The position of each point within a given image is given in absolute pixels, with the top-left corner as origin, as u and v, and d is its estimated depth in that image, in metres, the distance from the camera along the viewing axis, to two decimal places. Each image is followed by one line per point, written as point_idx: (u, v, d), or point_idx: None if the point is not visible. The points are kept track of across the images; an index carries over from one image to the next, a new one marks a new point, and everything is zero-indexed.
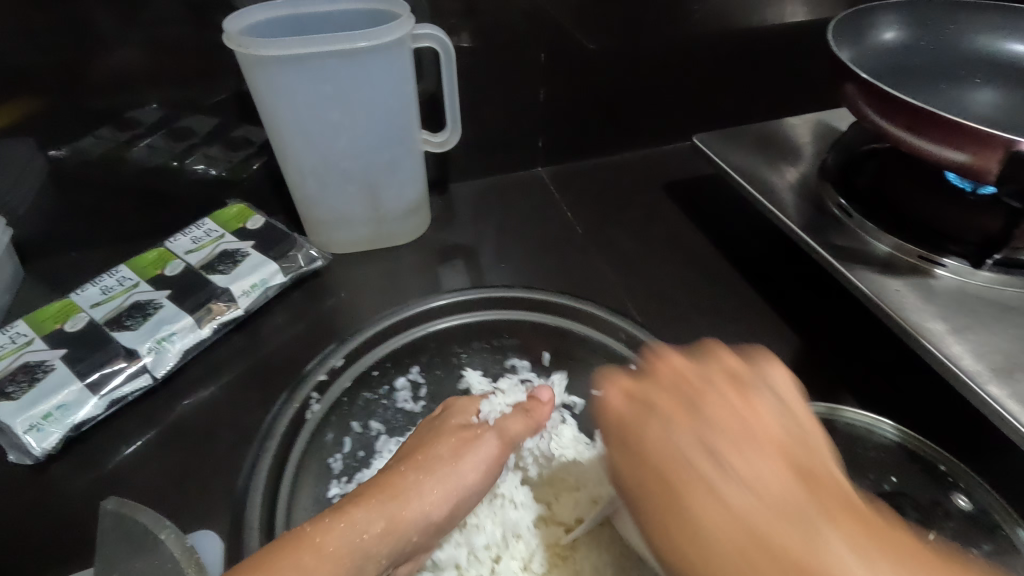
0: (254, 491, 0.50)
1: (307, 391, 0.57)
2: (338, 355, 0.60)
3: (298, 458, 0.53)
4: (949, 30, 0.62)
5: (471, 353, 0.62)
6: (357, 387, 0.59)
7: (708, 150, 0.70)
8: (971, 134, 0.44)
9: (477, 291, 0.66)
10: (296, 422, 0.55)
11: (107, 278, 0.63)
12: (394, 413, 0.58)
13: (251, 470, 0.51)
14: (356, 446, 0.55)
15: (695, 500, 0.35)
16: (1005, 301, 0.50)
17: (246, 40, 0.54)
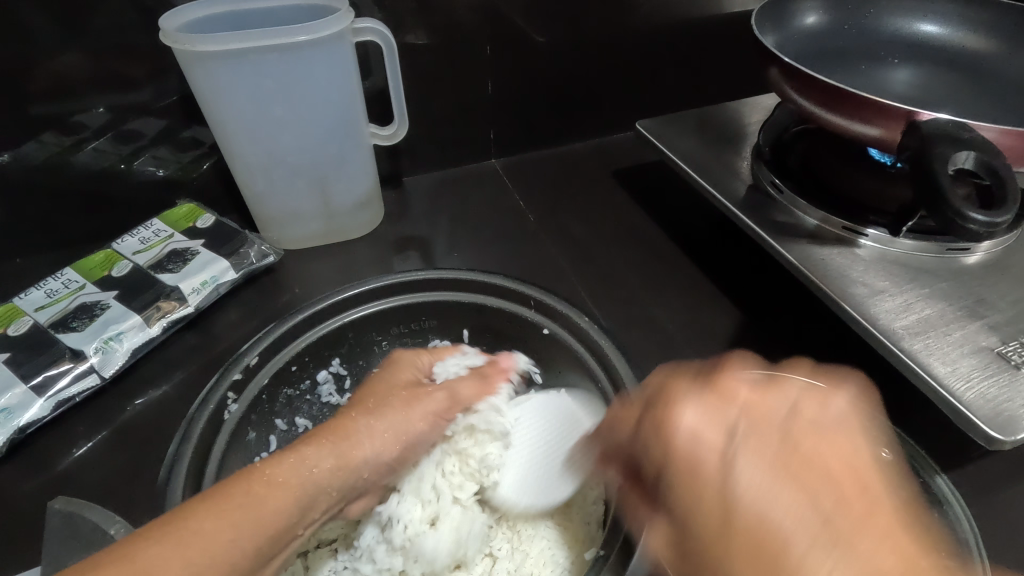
0: (177, 477, 0.45)
1: (221, 392, 0.50)
2: (252, 352, 0.52)
3: (219, 458, 0.47)
4: (869, 15, 0.67)
5: (393, 339, 0.60)
6: (274, 384, 0.54)
7: (652, 136, 0.73)
8: (879, 108, 0.47)
9: (401, 278, 0.59)
10: (215, 423, 0.49)
11: (52, 281, 0.62)
12: (320, 407, 0.57)
13: (171, 460, 0.46)
14: (281, 444, 0.54)
15: (705, 481, 0.34)
16: (921, 266, 0.54)
17: (183, 36, 0.54)
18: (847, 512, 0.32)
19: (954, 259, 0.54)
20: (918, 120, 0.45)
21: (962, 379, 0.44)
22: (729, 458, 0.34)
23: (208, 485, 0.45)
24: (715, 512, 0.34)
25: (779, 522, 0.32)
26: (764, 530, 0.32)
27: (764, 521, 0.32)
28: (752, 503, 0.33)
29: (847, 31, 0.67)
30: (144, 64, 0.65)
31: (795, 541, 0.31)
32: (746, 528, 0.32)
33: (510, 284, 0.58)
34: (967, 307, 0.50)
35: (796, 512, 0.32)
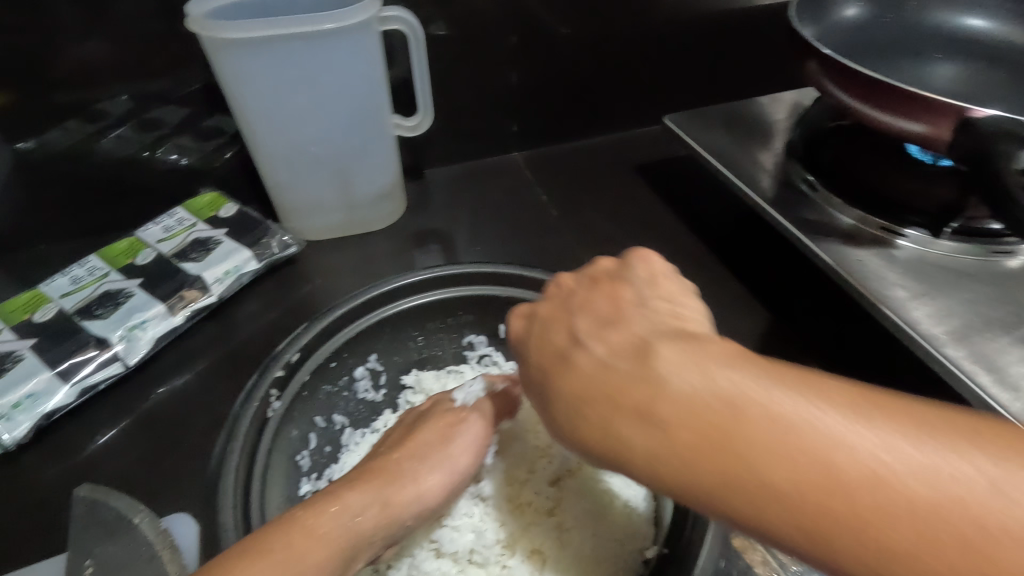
0: (226, 474, 0.44)
1: (264, 389, 0.49)
2: (294, 349, 0.51)
3: (266, 454, 0.47)
4: (910, 6, 0.64)
5: (427, 335, 0.59)
6: (314, 380, 0.53)
7: (679, 130, 0.71)
8: (927, 104, 0.45)
9: (439, 271, 0.58)
10: (260, 420, 0.48)
11: (77, 268, 0.62)
12: (356, 405, 0.57)
13: (220, 457, 0.46)
14: (321, 442, 0.53)
15: (627, 411, 0.30)
16: (962, 268, 0.52)
17: (210, 23, 0.54)
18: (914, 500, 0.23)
19: (997, 263, 0.52)
20: (967, 118, 0.43)
21: (1007, 388, 0.43)
22: (641, 378, 0.30)
23: (257, 495, 0.44)
24: (704, 479, 0.27)
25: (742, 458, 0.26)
26: (694, 432, 0.28)
27: (697, 409, 0.28)
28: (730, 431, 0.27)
29: (886, 24, 0.65)
30: (170, 51, 0.65)
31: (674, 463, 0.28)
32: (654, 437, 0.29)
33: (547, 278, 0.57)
34: (1011, 313, 0.48)
35: (693, 399, 0.28)
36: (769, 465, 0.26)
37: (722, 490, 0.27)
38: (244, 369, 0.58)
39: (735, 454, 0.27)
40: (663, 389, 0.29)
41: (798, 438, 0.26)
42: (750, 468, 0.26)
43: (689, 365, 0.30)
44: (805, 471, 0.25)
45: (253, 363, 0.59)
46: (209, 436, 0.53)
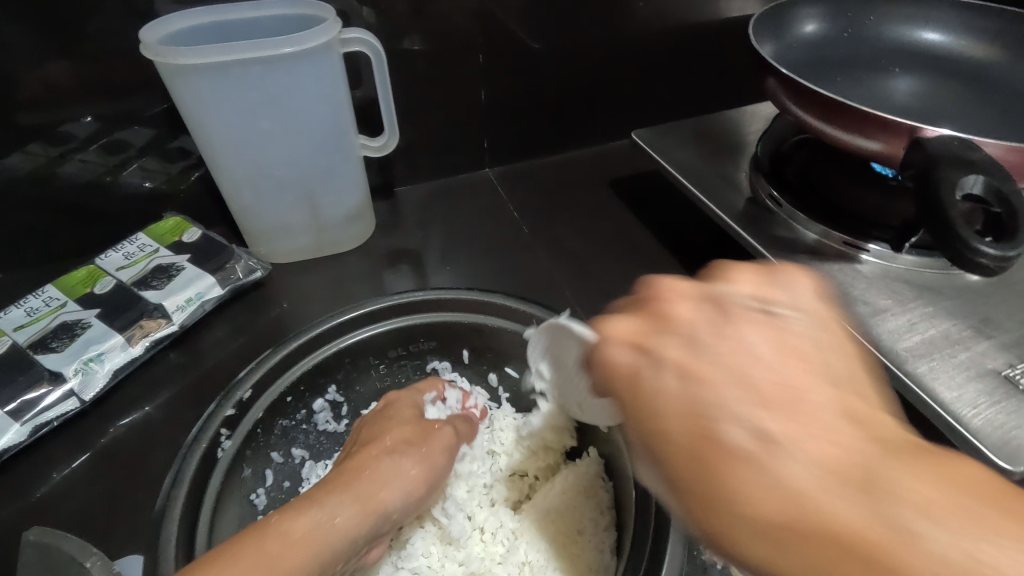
0: (169, 524, 0.42)
1: (213, 428, 0.48)
2: (245, 386, 0.50)
3: (214, 499, 0.45)
4: (869, 22, 0.65)
5: (390, 363, 0.58)
6: (269, 416, 0.52)
7: (647, 146, 0.71)
8: (880, 122, 0.45)
9: (396, 300, 0.56)
10: (208, 462, 0.46)
11: (33, 299, 0.61)
12: (317, 436, 0.57)
13: (163, 504, 0.43)
14: (278, 477, 0.53)
15: (731, 476, 0.27)
16: (924, 282, 0.52)
17: (164, 48, 0.53)
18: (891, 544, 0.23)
19: (958, 276, 0.53)
20: (923, 136, 0.44)
21: (968, 405, 0.43)
22: (676, 368, 0.31)
23: (206, 539, 0.43)
24: (681, 433, 0.29)
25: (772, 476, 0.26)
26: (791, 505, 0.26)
27: (789, 487, 0.26)
28: (780, 442, 0.27)
29: (847, 39, 0.65)
30: (130, 74, 0.64)
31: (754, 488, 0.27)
32: (779, 511, 0.26)
33: (513, 303, 0.56)
34: (973, 327, 0.48)
35: (722, 391, 0.30)
36: (787, 485, 0.26)
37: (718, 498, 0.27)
38: (207, 400, 0.57)
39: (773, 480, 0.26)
40: (733, 401, 0.29)
41: (860, 481, 0.26)
42: (761, 478, 0.27)
43: (742, 382, 0.30)
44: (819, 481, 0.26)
45: (217, 394, 0.58)
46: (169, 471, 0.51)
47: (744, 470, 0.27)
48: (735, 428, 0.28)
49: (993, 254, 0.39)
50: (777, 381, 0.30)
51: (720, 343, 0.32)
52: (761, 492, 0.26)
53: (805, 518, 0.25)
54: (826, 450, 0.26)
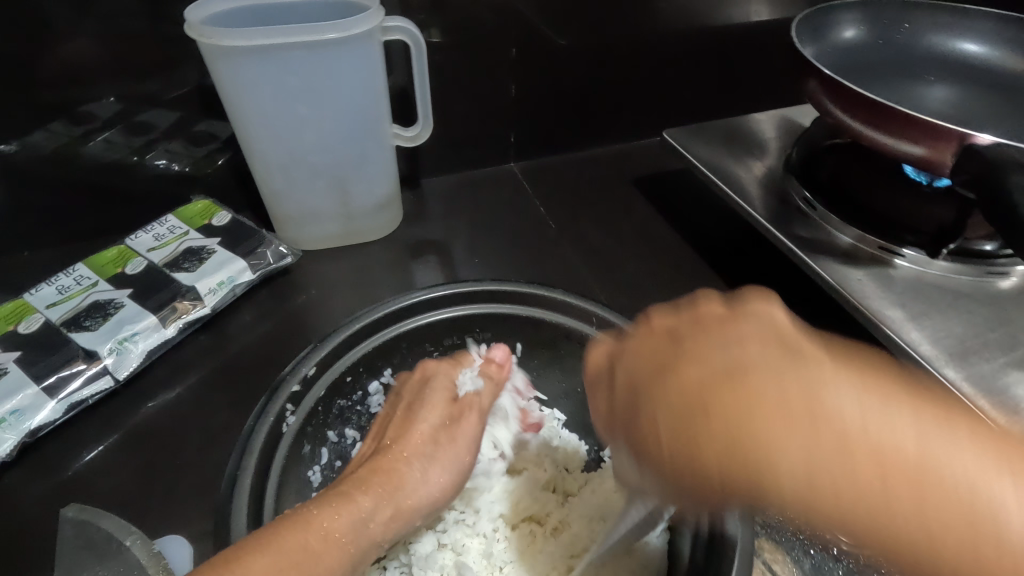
0: (241, 492, 0.42)
1: (279, 404, 0.47)
2: (310, 362, 0.50)
3: (279, 473, 0.45)
4: (904, 29, 0.66)
5: (444, 350, 0.57)
6: (330, 396, 0.51)
7: (677, 144, 0.72)
8: (928, 129, 0.46)
9: (461, 287, 0.56)
10: (275, 436, 0.46)
11: (64, 277, 0.61)
12: (369, 419, 0.55)
13: (233, 474, 0.43)
14: (332, 456, 0.52)
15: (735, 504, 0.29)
16: (959, 289, 0.53)
17: (208, 29, 0.53)
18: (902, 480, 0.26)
19: (990, 283, 0.53)
20: (971, 144, 0.44)
21: (1008, 411, 0.44)
22: (656, 442, 0.31)
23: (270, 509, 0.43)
24: (787, 502, 0.27)
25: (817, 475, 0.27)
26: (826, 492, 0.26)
27: (807, 485, 0.27)
28: (735, 475, 0.28)
29: (881, 46, 0.66)
30: (162, 54, 0.64)
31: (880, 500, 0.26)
32: (800, 495, 0.27)
33: (576, 301, 0.55)
34: (1007, 336, 0.49)
35: (764, 420, 0.27)
36: (788, 482, 0.27)
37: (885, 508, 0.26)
38: (239, 383, 0.57)
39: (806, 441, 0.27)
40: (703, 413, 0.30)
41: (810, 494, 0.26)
42: (751, 496, 0.28)
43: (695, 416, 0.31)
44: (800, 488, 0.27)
45: (248, 377, 0.57)
46: (202, 453, 0.51)
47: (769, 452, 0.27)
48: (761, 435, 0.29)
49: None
50: (650, 429, 0.32)
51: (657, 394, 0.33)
52: (789, 492, 0.27)
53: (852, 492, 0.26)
54: (730, 441, 0.28)
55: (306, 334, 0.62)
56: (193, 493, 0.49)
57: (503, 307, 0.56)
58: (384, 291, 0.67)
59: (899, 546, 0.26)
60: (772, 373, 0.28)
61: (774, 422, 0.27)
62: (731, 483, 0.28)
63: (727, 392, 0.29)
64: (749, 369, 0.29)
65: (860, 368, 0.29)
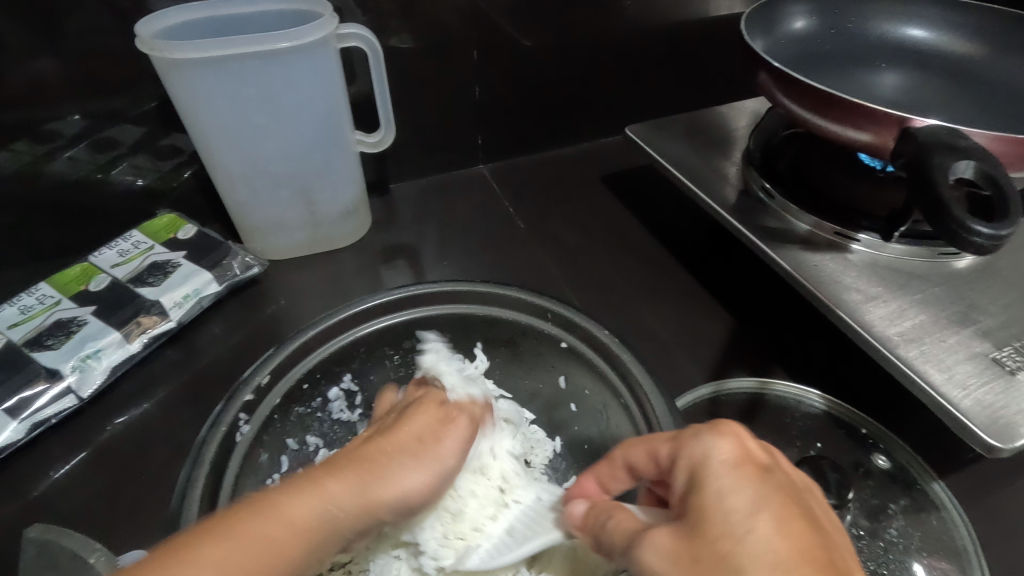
0: (191, 506, 0.41)
1: (232, 413, 0.47)
2: (264, 370, 0.50)
3: (234, 483, 0.45)
4: (855, 20, 0.67)
5: (404, 355, 0.57)
6: (286, 402, 0.51)
7: (640, 140, 0.72)
8: (872, 115, 0.47)
9: (409, 290, 0.56)
10: (228, 447, 0.46)
11: (26, 297, 0.60)
12: (331, 424, 0.55)
13: (184, 488, 0.43)
14: (293, 464, 0.52)
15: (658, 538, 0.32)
16: (913, 271, 0.54)
17: (160, 43, 0.52)
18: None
19: (945, 264, 0.54)
20: (911, 127, 0.45)
21: (958, 387, 0.44)
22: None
23: None
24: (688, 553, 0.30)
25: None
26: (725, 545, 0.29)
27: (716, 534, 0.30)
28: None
29: (833, 36, 0.67)
30: (121, 71, 0.63)
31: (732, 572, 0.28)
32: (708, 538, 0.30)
33: (530, 297, 0.56)
34: (959, 312, 0.50)
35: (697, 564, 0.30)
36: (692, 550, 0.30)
37: None
38: (207, 396, 0.57)
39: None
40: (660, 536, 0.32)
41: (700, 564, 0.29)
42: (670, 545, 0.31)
43: (641, 546, 0.33)
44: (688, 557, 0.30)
45: (216, 388, 0.57)
46: (169, 467, 0.51)
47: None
48: (724, 500, 0.31)
49: (985, 234, 0.40)
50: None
51: (648, 447, 0.38)
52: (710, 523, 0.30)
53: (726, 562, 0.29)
54: None
55: (275, 343, 0.62)
56: (161, 506, 0.49)
57: (462, 307, 0.56)
58: (354, 297, 0.68)
59: None
60: None
61: None
62: None
63: None
64: None
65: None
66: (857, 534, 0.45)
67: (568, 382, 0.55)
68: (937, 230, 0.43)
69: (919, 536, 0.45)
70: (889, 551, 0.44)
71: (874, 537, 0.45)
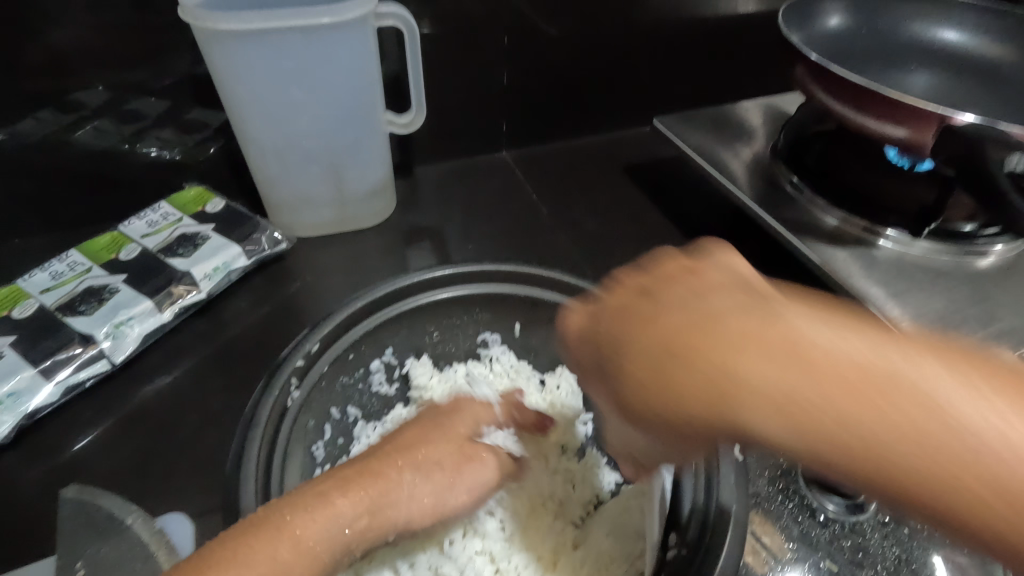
0: (247, 464, 0.44)
1: (284, 377, 0.49)
2: (312, 339, 0.52)
3: (285, 446, 0.47)
4: (887, 19, 0.68)
5: (443, 330, 0.60)
6: (332, 372, 0.53)
7: (666, 131, 0.73)
8: (912, 110, 0.47)
9: (455, 268, 0.58)
10: (280, 409, 0.48)
11: (57, 263, 0.60)
12: (370, 397, 0.59)
13: (239, 450, 0.45)
14: (335, 433, 0.55)
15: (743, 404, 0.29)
16: (940, 268, 0.55)
17: (203, 13, 0.53)
18: (857, 374, 0.28)
19: (969, 263, 0.55)
20: (950, 124, 0.46)
21: None
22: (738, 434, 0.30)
23: (278, 475, 0.45)
24: (798, 410, 0.28)
25: (808, 397, 0.28)
26: (813, 375, 0.28)
27: (788, 381, 0.28)
28: (824, 471, 0.28)
29: (865, 35, 0.68)
30: (154, 42, 0.63)
31: (825, 407, 0.28)
32: (808, 382, 0.28)
33: (571, 279, 0.57)
34: (983, 311, 0.51)
35: (803, 407, 0.28)
36: (781, 389, 0.28)
37: (857, 412, 0.27)
38: (236, 368, 0.57)
39: (888, 393, 0.27)
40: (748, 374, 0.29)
41: (814, 410, 0.28)
42: (766, 395, 0.29)
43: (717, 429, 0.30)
44: (785, 384, 0.28)
45: (245, 360, 0.58)
46: (200, 435, 0.52)
47: (822, 358, 0.28)
48: (747, 351, 0.30)
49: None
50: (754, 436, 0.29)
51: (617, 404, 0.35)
52: (775, 385, 0.29)
53: (834, 385, 0.28)
54: (837, 417, 0.27)
55: (301, 318, 0.62)
56: (194, 472, 0.49)
57: (501, 286, 0.58)
58: (378, 277, 0.68)
59: (871, 405, 0.27)
60: (856, 422, 0.27)
61: (869, 420, 0.27)
62: (833, 451, 0.27)
63: (830, 449, 0.28)
64: (843, 457, 0.27)
65: (856, 390, 0.28)
66: (882, 520, 0.46)
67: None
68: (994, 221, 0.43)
69: None
70: (914, 538, 0.45)
71: (899, 524, 0.45)
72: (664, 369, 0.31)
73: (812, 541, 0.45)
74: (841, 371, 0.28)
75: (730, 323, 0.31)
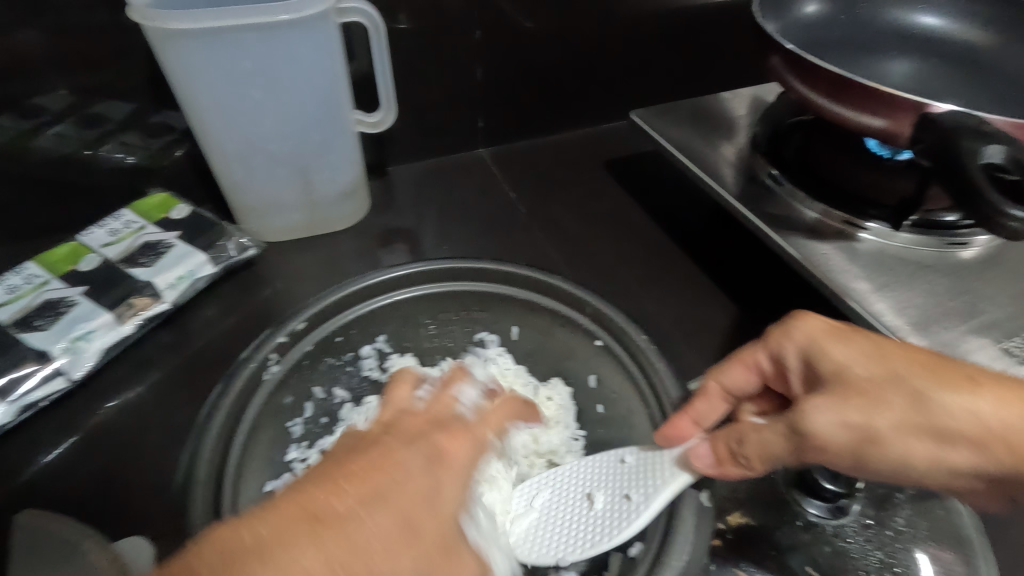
0: (210, 432, 0.47)
1: (265, 352, 0.52)
2: (301, 316, 0.54)
3: (250, 426, 0.48)
4: (866, 5, 0.67)
5: (439, 324, 0.58)
6: (317, 352, 0.54)
7: (644, 125, 0.71)
8: (886, 100, 0.46)
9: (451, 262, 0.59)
10: (255, 381, 0.50)
11: (13, 276, 0.58)
12: (360, 380, 0.56)
13: (208, 415, 0.48)
14: (317, 412, 0.53)
15: (928, 420, 0.35)
16: (921, 260, 0.54)
17: (153, 13, 0.50)
18: (989, 378, 0.35)
19: (952, 254, 0.54)
20: (929, 113, 0.45)
21: None
22: (936, 460, 0.35)
23: (236, 450, 0.47)
24: (981, 413, 0.34)
25: (985, 410, 0.34)
26: (974, 390, 0.34)
27: (965, 403, 0.34)
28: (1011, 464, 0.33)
29: (844, 22, 0.66)
30: (113, 44, 0.61)
31: (995, 405, 0.34)
32: (973, 395, 0.34)
33: (568, 287, 0.57)
34: (966, 303, 0.50)
35: (972, 413, 0.34)
36: (968, 412, 0.34)
37: (1006, 397, 0.34)
38: (203, 381, 0.55)
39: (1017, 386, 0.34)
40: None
41: (987, 404, 0.34)
42: (953, 415, 0.34)
43: (994, 437, 0.33)
44: (972, 405, 0.34)
45: (211, 373, 0.56)
46: (164, 453, 0.50)
47: (963, 381, 0.35)
48: (907, 383, 0.35)
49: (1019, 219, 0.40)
50: (949, 449, 0.35)
51: (848, 409, 0.36)
52: (955, 408, 0.34)
53: (992, 392, 0.34)
54: (1008, 419, 0.33)
55: (271, 325, 0.60)
56: (156, 491, 0.47)
57: (494, 286, 0.58)
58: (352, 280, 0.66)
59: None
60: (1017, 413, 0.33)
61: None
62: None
63: None
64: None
65: (999, 389, 0.34)
66: (865, 523, 0.45)
67: (599, 383, 0.54)
68: (967, 214, 0.42)
69: (926, 526, 0.44)
70: (896, 540, 0.44)
71: (882, 526, 0.44)
72: (918, 377, 0.35)
73: (794, 546, 0.44)
74: (978, 377, 0.35)
75: (869, 359, 0.37)
